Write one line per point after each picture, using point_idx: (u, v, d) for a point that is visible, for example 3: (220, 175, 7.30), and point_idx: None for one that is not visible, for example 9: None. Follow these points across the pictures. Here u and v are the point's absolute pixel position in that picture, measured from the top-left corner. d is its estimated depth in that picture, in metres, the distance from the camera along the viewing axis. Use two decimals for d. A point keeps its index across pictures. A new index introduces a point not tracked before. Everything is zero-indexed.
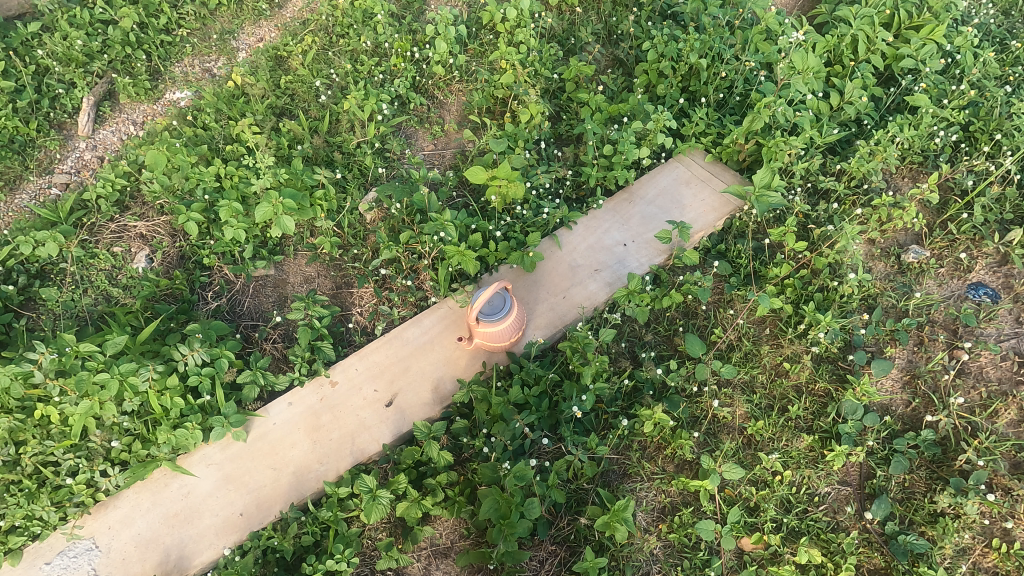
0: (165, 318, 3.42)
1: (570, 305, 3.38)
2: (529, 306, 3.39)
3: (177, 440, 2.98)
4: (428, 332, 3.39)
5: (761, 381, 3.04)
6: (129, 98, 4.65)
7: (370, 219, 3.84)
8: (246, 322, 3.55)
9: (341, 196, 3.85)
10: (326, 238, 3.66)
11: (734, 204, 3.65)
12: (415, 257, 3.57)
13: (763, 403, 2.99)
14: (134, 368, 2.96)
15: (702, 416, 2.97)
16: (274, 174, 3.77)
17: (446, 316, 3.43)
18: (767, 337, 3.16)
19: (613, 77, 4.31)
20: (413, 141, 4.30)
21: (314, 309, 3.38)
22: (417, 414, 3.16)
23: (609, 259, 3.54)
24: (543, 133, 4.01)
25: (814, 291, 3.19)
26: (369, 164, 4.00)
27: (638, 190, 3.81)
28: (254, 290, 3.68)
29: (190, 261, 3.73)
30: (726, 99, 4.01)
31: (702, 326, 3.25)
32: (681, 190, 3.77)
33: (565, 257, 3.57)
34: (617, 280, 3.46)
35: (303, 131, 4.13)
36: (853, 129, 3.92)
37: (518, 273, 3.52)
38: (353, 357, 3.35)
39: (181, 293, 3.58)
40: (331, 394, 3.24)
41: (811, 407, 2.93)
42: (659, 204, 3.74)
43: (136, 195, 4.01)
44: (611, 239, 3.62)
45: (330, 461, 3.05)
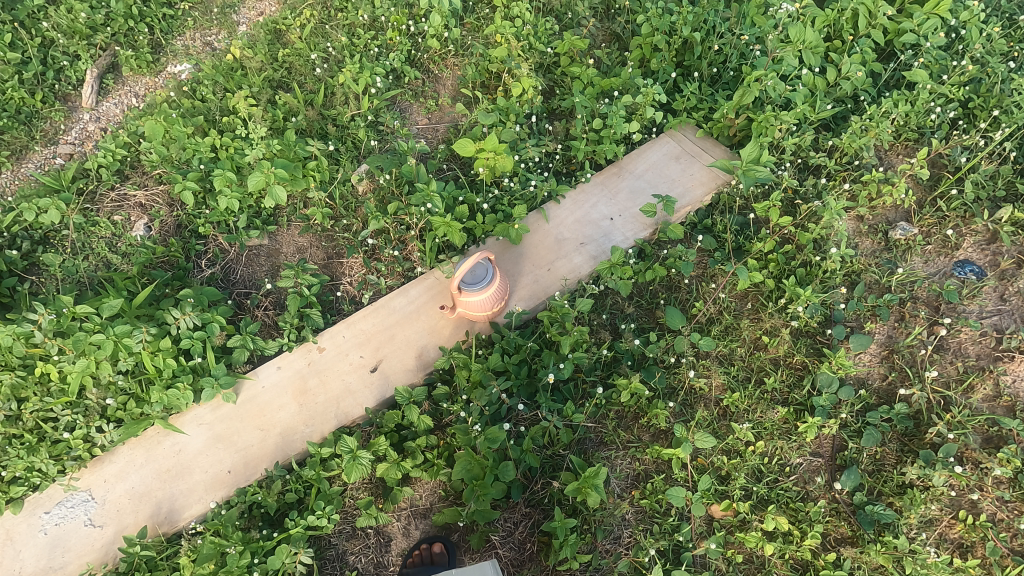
0: (161, 284, 3.53)
1: (554, 277, 3.43)
2: (514, 277, 3.44)
3: (169, 399, 3.09)
4: (414, 301, 3.46)
5: (740, 354, 3.06)
6: (131, 71, 4.73)
7: (362, 191, 3.90)
8: (239, 290, 3.66)
9: (333, 167, 3.92)
10: (317, 209, 3.74)
11: (722, 179, 3.63)
12: (403, 228, 3.62)
13: (741, 375, 3.02)
14: (128, 330, 3.07)
15: (679, 387, 3.01)
16: (267, 145, 3.83)
17: (433, 286, 3.50)
18: (748, 311, 3.17)
19: (608, 51, 4.28)
20: (408, 115, 4.33)
21: (304, 277, 3.47)
22: (401, 380, 3.23)
23: (595, 233, 3.57)
24: (535, 107, 4.02)
25: (796, 267, 3.19)
26: (362, 137, 4.04)
27: (627, 164, 3.82)
28: (247, 259, 3.78)
29: (186, 230, 3.83)
30: (720, 74, 3.99)
31: (684, 299, 3.27)
32: (670, 165, 3.76)
33: (551, 231, 3.61)
34: (601, 254, 3.50)
35: (297, 104, 4.17)
36: (849, 105, 3.88)
37: (504, 245, 3.56)
38: (341, 324, 3.44)
39: (177, 260, 3.69)
40: (319, 360, 3.33)
41: (787, 379, 2.95)
42: (647, 179, 3.74)
43: (136, 165, 4.11)
44: (598, 213, 3.65)
45: (316, 423, 3.15)
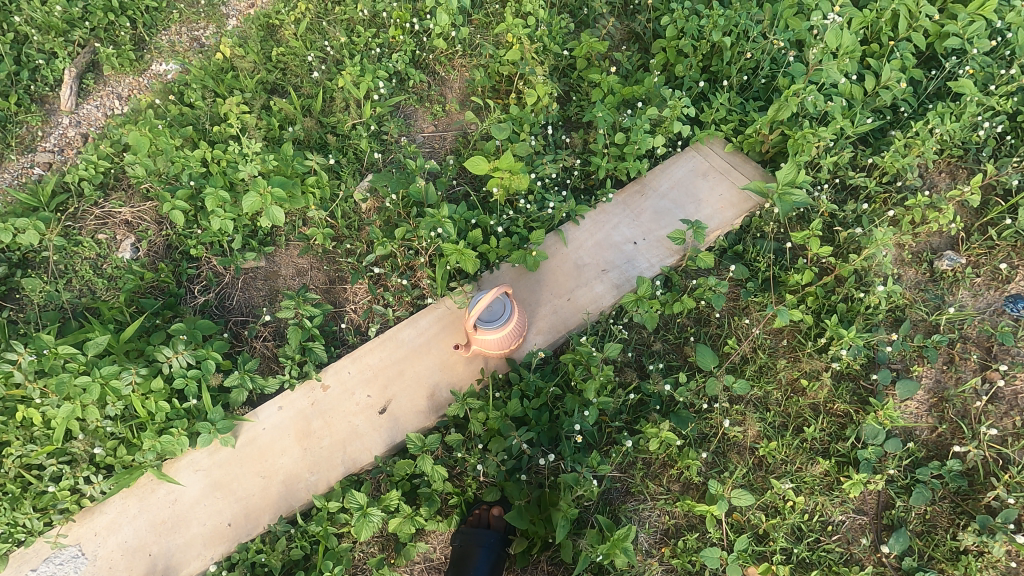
0: (151, 314, 3.28)
1: (574, 309, 3.20)
2: (531, 308, 3.22)
3: (162, 446, 2.88)
4: (424, 334, 3.23)
5: (775, 398, 2.87)
6: (113, 70, 4.38)
7: (366, 209, 3.64)
8: (235, 319, 3.42)
9: (335, 182, 3.64)
10: (318, 230, 3.47)
11: (753, 200, 3.38)
12: (411, 253, 3.36)
13: (777, 422, 2.83)
14: (116, 372, 2.84)
15: (711, 433, 2.83)
16: (262, 159, 3.52)
17: (443, 317, 3.26)
18: (784, 350, 2.96)
19: (628, 54, 3.97)
20: (413, 122, 4.03)
21: (305, 309, 3.24)
22: (411, 421, 3.03)
23: (617, 258, 3.34)
24: (550, 116, 3.74)
25: (837, 302, 2.97)
26: (365, 148, 3.75)
27: (650, 180, 3.55)
28: (244, 282, 3.54)
29: (177, 252, 3.56)
30: (750, 82, 3.71)
31: (715, 335, 3.07)
32: (697, 182, 3.50)
33: (570, 255, 3.36)
34: (624, 282, 3.26)
35: (294, 111, 3.85)
36: (888, 117, 3.60)
37: (519, 272, 3.32)
38: (346, 359, 3.21)
39: (168, 286, 3.44)
40: (322, 399, 3.12)
41: (828, 428, 2.76)
42: (672, 198, 3.48)
43: (121, 177, 3.81)
44: (620, 236, 3.40)
45: (321, 470, 2.94)
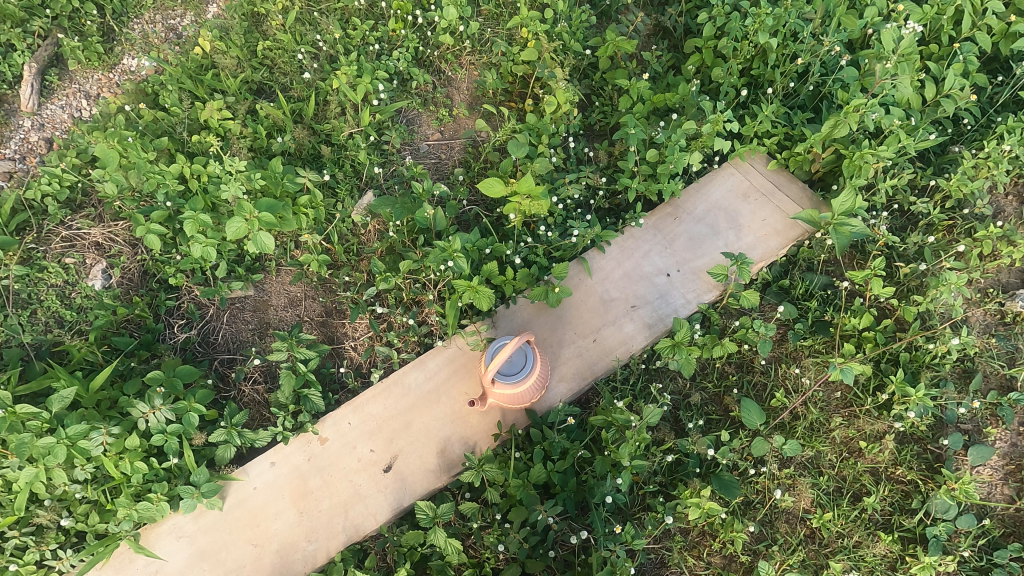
0: (126, 356, 2.91)
1: (600, 352, 2.86)
2: (553, 351, 2.88)
3: (140, 514, 2.56)
4: (433, 379, 2.89)
5: (829, 460, 2.58)
6: (79, 64, 3.89)
7: (366, 232, 3.26)
8: (221, 358, 3.07)
9: (331, 202, 3.26)
10: (312, 258, 3.10)
11: (800, 227, 3.02)
12: (418, 287, 2.99)
13: (831, 487, 2.54)
14: (84, 433, 2.51)
15: (758, 501, 2.54)
16: (248, 177, 3.11)
17: (454, 360, 2.92)
18: (838, 404, 2.66)
19: (658, 53, 3.54)
20: (416, 128, 3.61)
21: (299, 351, 2.88)
22: (420, 481, 2.71)
23: (648, 293, 2.98)
24: (572, 126, 3.32)
25: (899, 350, 2.65)
26: (363, 162, 3.34)
27: (684, 201, 3.17)
28: (230, 315, 3.18)
29: (154, 280, 3.18)
30: (796, 89, 3.31)
31: (760, 384, 2.75)
32: (736, 205, 3.13)
33: (595, 288, 3.01)
34: (656, 322, 2.92)
35: (283, 118, 3.42)
36: (950, 130, 3.21)
37: (539, 308, 2.96)
38: (345, 407, 2.88)
39: (144, 321, 3.06)
40: (320, 453, 2.79)
41: (890, 497, 2.48)
42: (710, 223, 3.11)
43: (91, 192, 3.39)
44: (651, 267, 3.04)
45: (320, 538, 2.64)
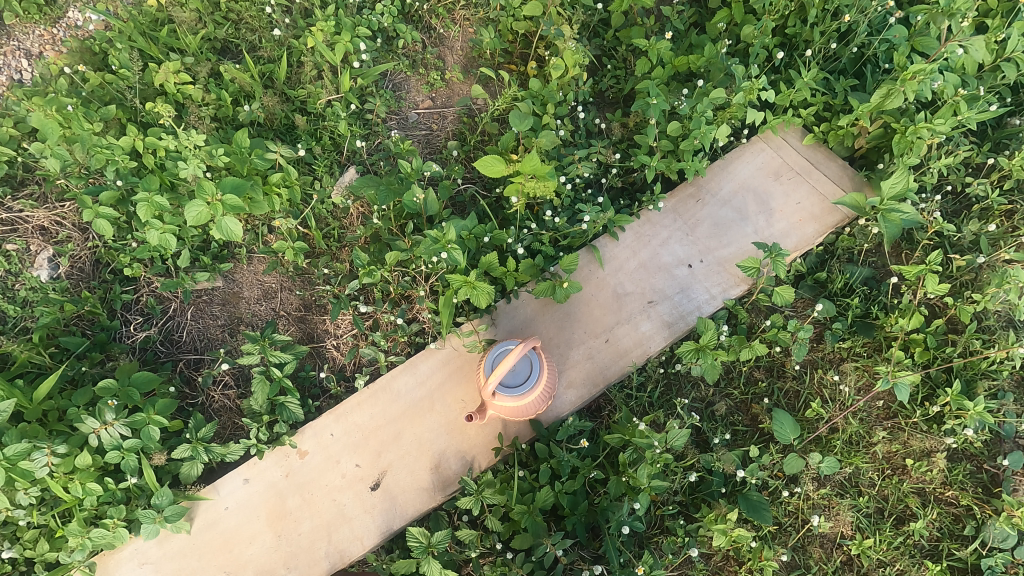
0: (76, 359, 2.56)
1: (614, 354, 2.55)
2: (560, 352, 2.56)
3: (94, 542, 2.26)
4: (425, 384, 2.58)
5: (870, 478, 2.31)
6: (16, 18, 3.38)
7: (348, 216, 2.88)
8: (187, 359, 2.73)
9: (308, 180, 2.87)
10: (287, 245, 2.73)
11: (840, 211, 2.67)
12: (407, 280, 2.64)
13: (871, 509, 2.28)
14: (25, 453, 2.18)
15: (790, 524, 2.28)
16: (210, 152, 2.70)
17: (449, 362, 2.59)
18: (880, 415, 2.38)
19: (679, 8, 3.10)
20: (403, 94, 3.17)
21: (274, 354, 2.54)
22: (411, 501, 2.43)
23: (667, 287, 2.64)
24: (581, 93, 2.91)
25: (952, 355, 2.35)
26: (344, 134, 2.93)
27: (709, 181, 2.80)
28: (196, 310, 2.82)
29: (107, 270, 2.80)
30: (837, 51, 2.90)
31: (793, 392, 2.46)
32: (767, 185, 2.77)
33: (607, 281, 2.66)
34: (677, 320, 2.59)
35: (251, 82, 2.98)
36: (1011, 100, 2.83)
37: (544, 304, 2.63)
38: (327, 416, 2.56)
39: (97, 318, 2.70)
40: (299, 469, 2.49)
41: (938, 521, 2.23)
42: (737, 206, 2.75)
43: (32, 168, 2.96)
44: (671, 257, 2.69)
45: (300, 564, 2.38)
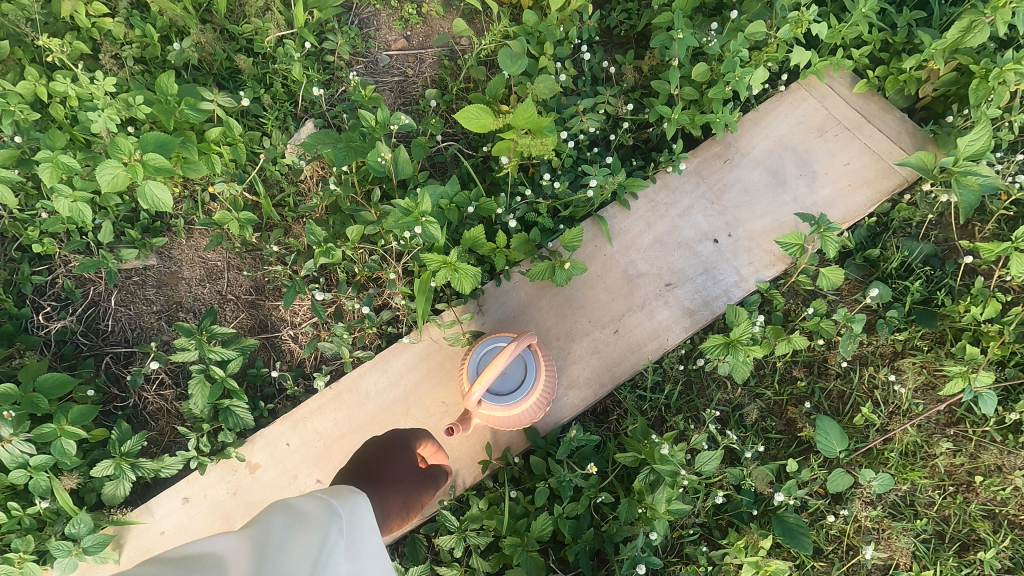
0: None
1: (624, 348, 2.13)
2: (560, 346, 2.14)
3: None
4: (399, 384, 2.17)
5: (929, 497, 1.94)
6: None
7: (305, 180, 2.39)
8: (114, 352, 2.29)
9: (255, 137, 2.36)
10: (229, 216, 2.25)
11: (897, 175, 2.22)
12: (376, 259, 2.19)
13: (930, 534, 1.92)
14: None
15: (834, 552, 1.92)
16: (129, 100, 2.17)
17: (427, 357, 2.18)
18: (943, 422, 1.99)
19: None
20: (372, 31, 2.62)
21: (214, 350, 2.10)
22: None
23: (688, 267, 2.21)
24: (586, 29, 2.39)
25: None
26: (298, 80, 2.41)
27: (739, 137, 2.32)
28: (125, 294, 2.36)
29: (14, 247, 2.30)
30: None
31: (838, 393, 2.07)
32: (809, 143, 2.30)
33: (616, 259, 2.22)
34: (700, 307, 2.17)
35: (182, 14, 2.42)
36: None
37: (541, 287, 2.19)
38: (282, 422, 2.15)
39: (1, 305, 2.23)
40: (250, 485, 2.10)
41: (1010, 549, 1.88)
42: (773, 167, 2.29)
43: None
44: (693, 230, 2.24)
45: None
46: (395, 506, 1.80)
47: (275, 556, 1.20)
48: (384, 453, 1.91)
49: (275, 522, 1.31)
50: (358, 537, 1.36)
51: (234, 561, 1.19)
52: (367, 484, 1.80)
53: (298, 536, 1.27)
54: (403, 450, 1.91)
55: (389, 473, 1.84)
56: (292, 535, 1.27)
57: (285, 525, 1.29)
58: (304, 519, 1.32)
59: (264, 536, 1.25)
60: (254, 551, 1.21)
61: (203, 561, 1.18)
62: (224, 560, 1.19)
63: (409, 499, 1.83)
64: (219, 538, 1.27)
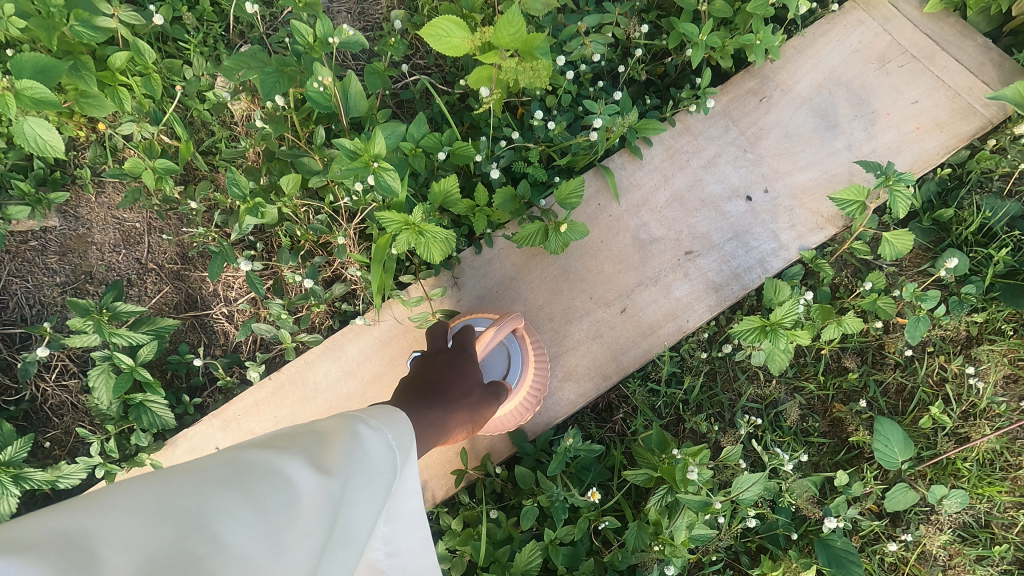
0: None
1: (635, 330, 1.72)
2: (556, 327, 1.73)
3: None
4: (356, 374, 1.76)
5: (1012, 518, 1.57)
6: None
7: (239, 122, 1.91)
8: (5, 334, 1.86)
9: (174, 67, 1.87)
10: (140, 165, 1.77)
11: (976, 115, 1.78)
12: (324, 220, 1.74)
13: (1010, 562, 1.56)
14: None
15: None
16: None
17: (390, 341, 1.76)
18: None
19: None
20: None
21: (118, 335, 1.64)
22: None
23: (714, 231, 1.77)
24: None
25: None
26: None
27: (780, 68, 1.85)
28: (18, 262, 1.90)
29: None
30: None
31: (897, 387, 1.67)
32: (868, 75, 1.83)
33: (625, 220, 1.78)
34: (728, 280, 1.75)
35: None
36: None
37: (531, 255, 1.75)
38: (211, 420, 1.76)
39: None
40: None
41: None
42: (822, 107, 1.83)
43: None
44: (720, 185, 1.80)
45: None
46: (464, 420, 1.35)
47: (344, 522, 0.90)
48: (443, 356, 1.42)
49: (349, 461, 0.93)
50: (402, 496, 1.12)
51: (308, 512, 0.86)
52: (425, 393, 1.33)
53: (369, 492, 0.95)
54: (470, 347, 1.42)
55: (453, 384, 1.36)
56: (365, 490, 0.94)
57: (360, 470, 0.94)
58: (377, 467, 0.97)
59: (343, 483, 0.90)
60: (331, 506, 0.88)
61: (267, 501, 0.83)
62: (296, 507, 0.85)
63: (476, 416, 1.39)
64: (278, 457, 0.90)
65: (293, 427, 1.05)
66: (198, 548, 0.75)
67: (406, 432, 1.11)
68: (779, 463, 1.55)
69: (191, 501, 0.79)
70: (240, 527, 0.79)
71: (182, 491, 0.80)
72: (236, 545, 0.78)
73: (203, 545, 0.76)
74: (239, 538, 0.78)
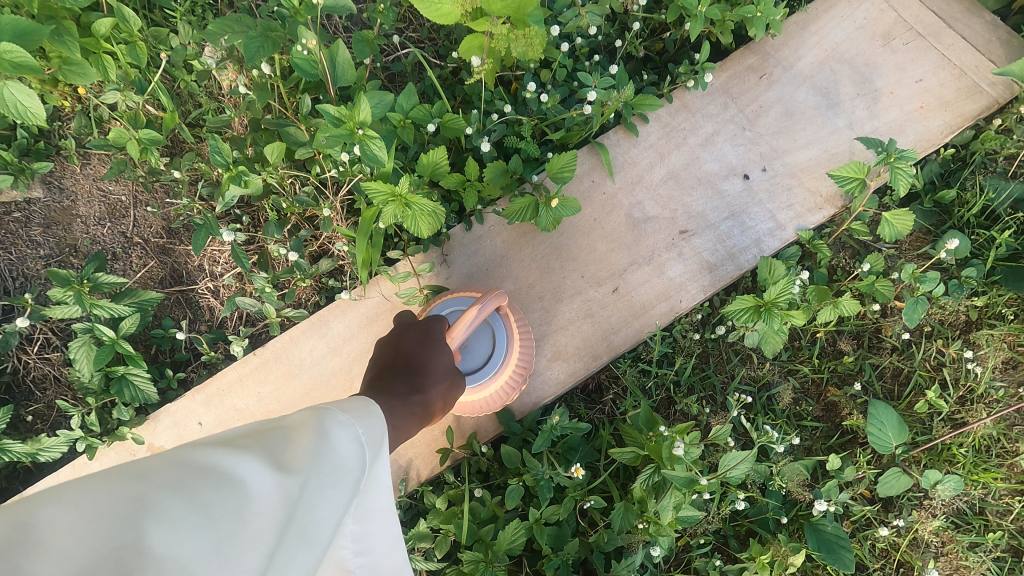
0: None
1: (626, 309, 1.69)
2: (546, 306, 1.69)
3: None
4: (341, 351, 1.73)
5: (1007, 505, 1.54)
6: None
7: (226, 93, 1.87)
8: None
9: (160, 35, 1.82)
10: (124, 135, 1.73)
11: (982, 94, 1.73)
12: (311, 193, 1.71)
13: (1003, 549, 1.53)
14: None
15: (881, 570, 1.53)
16: None
17: (377, 319, 1.73)
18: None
19: None
20: None
21: (100, 306, 1.62)
22: None
23: (709, 210, 1.73)
24: None
25: None
26: None
27: (782, 44, 1.80)
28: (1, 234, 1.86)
29: None
30: None
31: (894, 372, 1.64)
32: (871, 52, 1.78)
33: (618, 198, 1.74)
34: (723, 261, 1.71)
35: None
36: None
37: (522, 232, 1.72)
38: (194, 396, 1.73)
39: None
40: None
41: None
42: (824, 84, 1.78)
43: None
44: (717, 163, 1.75)
45: None
46: (441, 390, 1.30)
47: (307, 525, 0.82)
48: (415, 332, 1.38)
49: (314, 459, 0.85)
50: (377, 493, 1.02)
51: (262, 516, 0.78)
52: (404, 373, 1.28)
53: (335, 494, 0.86)
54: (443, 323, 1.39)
55: (425, 358, 1.32)
56: (330, 491, 0.85)
57: (325, 469, 0.85)
58: (344, 465, 0.88)
59: (303, 483, 0.82)
60: (290, 510, 0.80)
61: (216, 505, 0.76)
62: (247, 512, 0.78)
63: (454, 386, 1.34)
64: (233, 456, 0.82)
65: (262, 421, 0.97)
66: (133, 557, 0.69)
67: (380, 426, 1.02)
68: (771, 443, 1.51)
69: (126, 507, 0.73)
70: (180, 536, 0.72)
71: (120, 497, 0.74)
72: (174, 552, 0.71)
73: (137, 555, 0.69)
74: (180, 547, 0.72)
